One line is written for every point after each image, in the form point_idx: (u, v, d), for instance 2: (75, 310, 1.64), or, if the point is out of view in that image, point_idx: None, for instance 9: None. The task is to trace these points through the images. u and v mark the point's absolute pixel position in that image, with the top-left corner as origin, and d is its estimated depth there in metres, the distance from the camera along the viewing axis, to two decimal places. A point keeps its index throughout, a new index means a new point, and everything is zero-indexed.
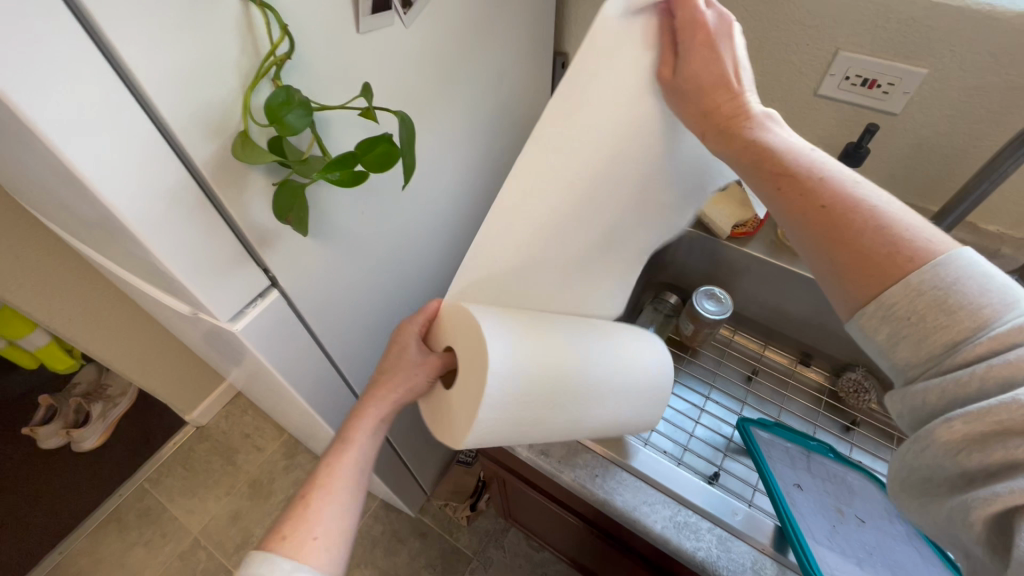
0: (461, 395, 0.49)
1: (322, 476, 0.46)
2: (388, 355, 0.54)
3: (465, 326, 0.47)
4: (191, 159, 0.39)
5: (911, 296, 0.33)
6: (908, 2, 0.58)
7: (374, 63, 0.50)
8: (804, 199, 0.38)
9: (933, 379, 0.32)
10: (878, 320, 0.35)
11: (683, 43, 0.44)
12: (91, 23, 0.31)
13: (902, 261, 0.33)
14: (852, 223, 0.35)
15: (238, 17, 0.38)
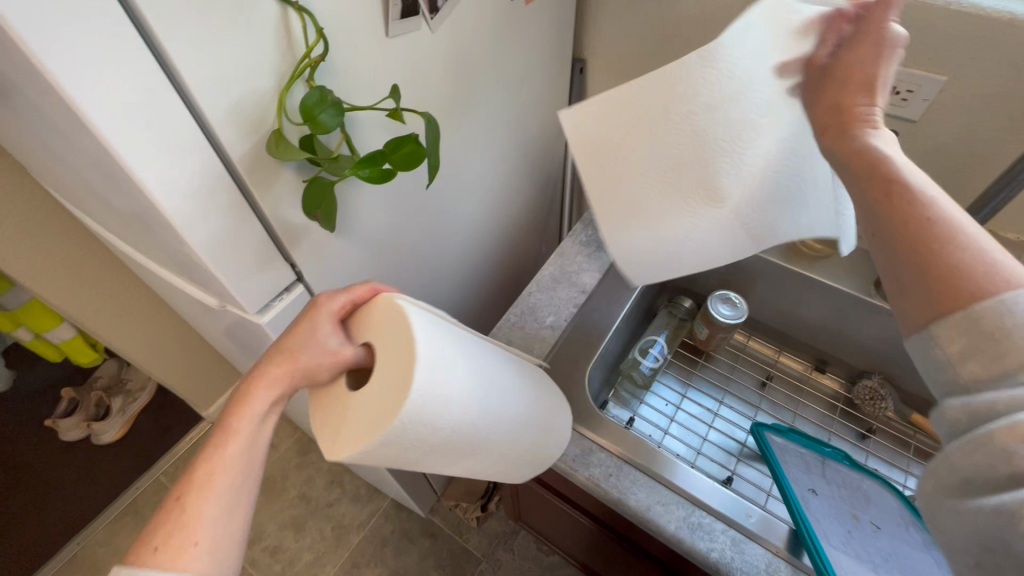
0: (365, 407, 0.41)
1: (203, 470, 0.39)
2: (297, 328, 0.45)
3: (399, 327, 0.41)
4: (229, 155, 0.41)
5: (987, 316, 0.30)
6: (928, 10, 0.58)
7: (402, 66, 0.52)
8: (894, 205, 0.35)
9: (1003, 391, 0.29)
10: (953, 328, 0.31)
11: (848, 45, 0.40)
12: (144, 26, 0.33)
13: (972, 276, 0.31)
14: (940, 242, 0.32)
15: (277, 20, 0.39)
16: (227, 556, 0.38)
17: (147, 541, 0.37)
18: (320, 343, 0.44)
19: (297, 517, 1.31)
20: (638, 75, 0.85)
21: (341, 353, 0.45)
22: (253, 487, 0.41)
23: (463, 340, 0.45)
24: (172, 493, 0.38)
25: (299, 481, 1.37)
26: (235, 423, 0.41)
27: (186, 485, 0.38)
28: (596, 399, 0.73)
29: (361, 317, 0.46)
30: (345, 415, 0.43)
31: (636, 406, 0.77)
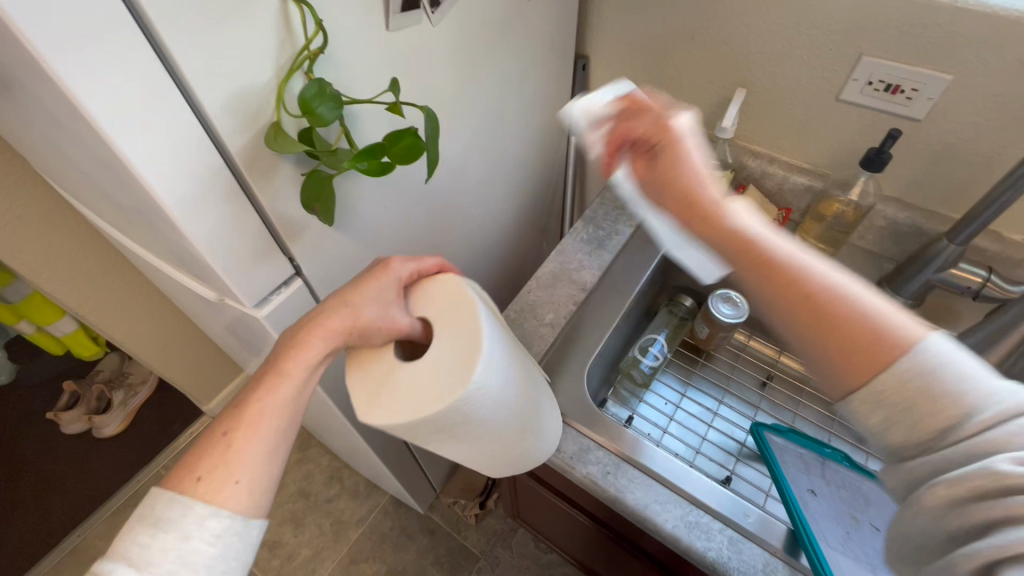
0: (421, 373, 0.44)
1: (250, 412, 0.41)
2: (363, 287, 0.47)
3: (463, 310, 0.46)
4: (227, 148, 0.41)
5: (900, 385, 0.35)
6: (933, 8, 0.58)
7: (402, 60, 0.52)
8: (789, 290, 0.39)
9: (930, 455, 0.34)
10: (870, 405, 0.36)
11: (660, 149, 0.49)
12: (143, 17, 0.33)
13: (886, 349, 0.35)
14: (846, 324, 0.37)
15: (276, 12, 0.39)
16: (261, 499, 0.40)
17: (188, 470, 0.38)
18: (384, 307, 0.47)
19: (296, 512, 1.31)
20: (641, 73, 0.85)
21: (402, 321, 0.47)
22: (292, 434, 0.43)
23: (504, 330, 0.50)
24: (218, 429, 0.40)
25: (298, 476, 1.37)
26: (287, 369, 0.43)
27: (234, 423, 0.40)
28: (595, 397, 0.73)
29: (421, 290, 0.49)
30: (392, 379, 0.45)
31: (636, 405, 0.76)
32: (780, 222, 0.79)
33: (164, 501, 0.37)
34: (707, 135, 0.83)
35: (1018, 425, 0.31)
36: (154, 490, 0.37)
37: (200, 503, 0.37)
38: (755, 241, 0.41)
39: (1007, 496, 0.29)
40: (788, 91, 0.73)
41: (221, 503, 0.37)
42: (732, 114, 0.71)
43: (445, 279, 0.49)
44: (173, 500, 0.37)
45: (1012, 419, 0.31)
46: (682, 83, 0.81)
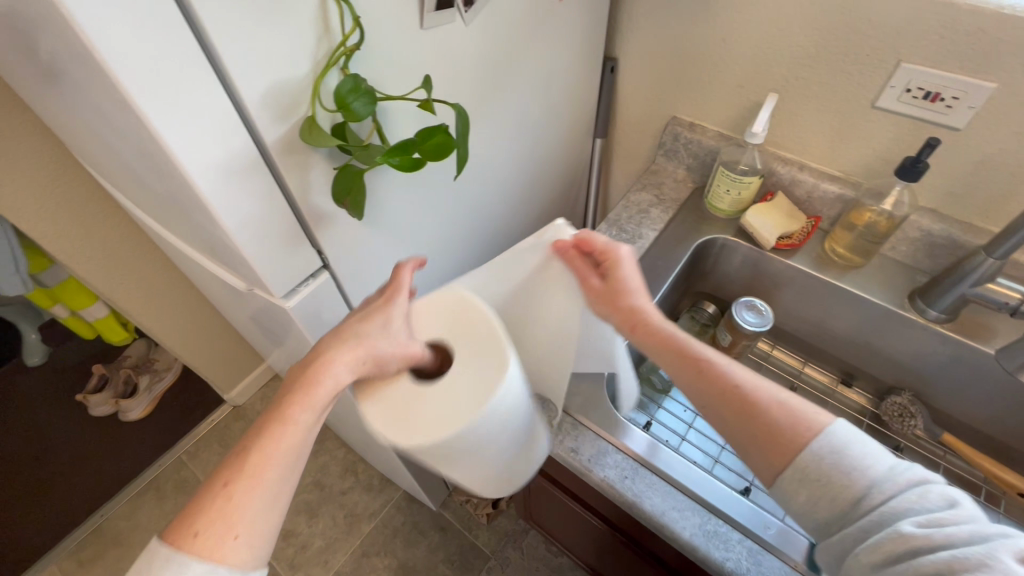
0: (439, 396, 0.44)
1: (251, 462, 0.41)
2: (366, 320, 0.48)
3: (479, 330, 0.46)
4: (263, 140, 0.42)
5: (818, 462, 0.41)
6: (977, 14, 0.56)
7: (434, 58, 0.52)
8: (716, 384, 0.46)
9: (848, 528, 0.39)
10: (796, 483, 0.41)
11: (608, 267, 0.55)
12: (190, 10, 0.34)
13: (803, 430, 0.42)
14: (765, 415, 0.43)
15: (315, 8, 0.40)
16: (259, 552, 0.40)
17: (186, 525, 0.39)
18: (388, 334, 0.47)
19: (311, 503, 1.33)
20: (669, 77, 0.84)
21: (414, 349, 0.47)
22: (290, 484, 0.43)
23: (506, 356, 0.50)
24: (218, 480, 0.40)
25: (314, 467, 1.39)
26: (292, 413, 0.43)
27: (236, 474, 0.41)
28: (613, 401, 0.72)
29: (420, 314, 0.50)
30: (405, 404, 0.45)
31: (654, 411, 0.76)
32: (809, 231, 0.77)
33: (159, 560, 0.37)
34: (735, 141, 0.82)
35: (910, 494, 0.37)
36: (153, 543, 0.37)
37: (199, 560, 0.37)
38: (674, 338, 0.50)
39: (917, 556, 0.35)
40: (821, 97, 0.72)
41: (220, 556, 0.38)
42: (763, 119, 0.70)
43: (449, 295, 0.49)
44: (168, 553, 0.37)
45: (904, 490, 0.38)
46: (711, 87, 0.81)
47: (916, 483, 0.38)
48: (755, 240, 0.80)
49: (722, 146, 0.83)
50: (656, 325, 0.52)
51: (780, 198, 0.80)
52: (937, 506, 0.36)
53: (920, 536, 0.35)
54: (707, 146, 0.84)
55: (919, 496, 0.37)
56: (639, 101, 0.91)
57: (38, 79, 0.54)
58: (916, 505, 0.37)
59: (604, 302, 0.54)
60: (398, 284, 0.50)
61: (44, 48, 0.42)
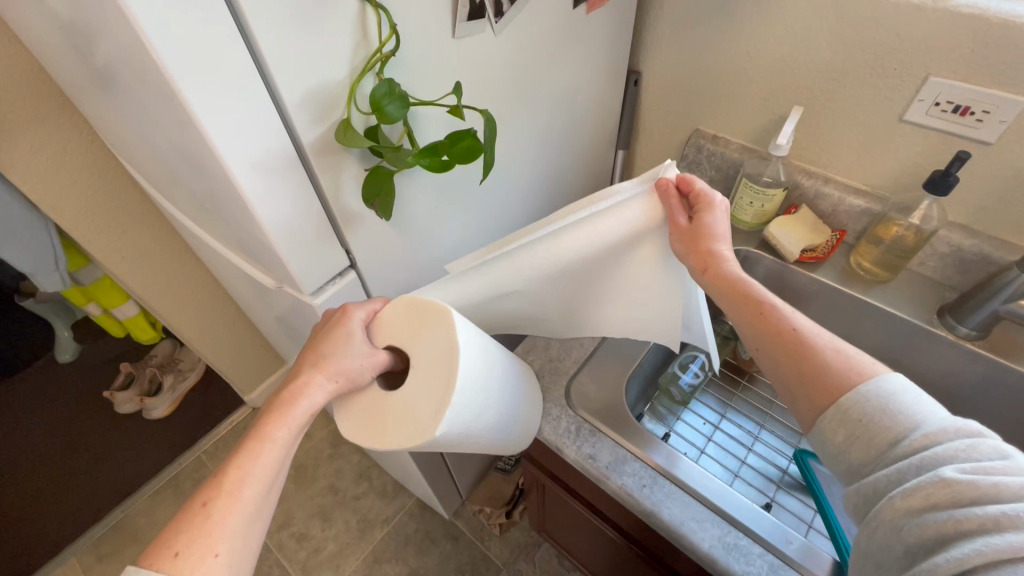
0: (413, 401, 0.46)
1: (228, 479, 0.40)
2: (327, 339, 0.48)
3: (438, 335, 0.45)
4: (301, 140, 0.44)
5: (862, 402, 0.39)
6: (1007, 28, 0.56)
7: (464, 66, 0.54)
8: (781, 328, 0.44)
9: (881, 471, 0.37)
10: (836, 422, 0.40)
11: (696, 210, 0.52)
12: (241, 17, 0.36)
13: (854, 374, 0.40)
14: (818, 361, 0.42)
15: (355, 15, 0.42)
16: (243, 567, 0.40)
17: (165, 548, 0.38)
18: (353, 352, 0.48)
19: (324, 507, 1.34)
20: (692, 90, 0.85)
21: (378, 359, 0.49)
22: (271, 500, 0.43)
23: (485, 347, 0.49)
24: (196, 500, 0.40)
25: (329, 471, 1.40)
26: (268, 431, 0.43)
27: (215, 496, 0.40)
28: (632, 411, 0.72)
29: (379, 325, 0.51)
30: (386, 408, 0.48)
31: (673, 423, 0.75)
32: (833, 244, 0.76)
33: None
34: (759, 153, 0.83)
35: (958, 441, 0.34)
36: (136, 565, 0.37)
37: None
38: (747, 285, 0.48)
39: (956, 505, 0.32)
40: (846, 110, 0.71)
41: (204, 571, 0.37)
42: (787, 131, 0.70)
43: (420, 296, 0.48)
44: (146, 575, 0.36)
45: (953, 436, 0.35)
46: (734, 100, 0.81)
47: (969, 433, 0.35)
48: (778, 252, 0.79)
49: (745, 158, 0.83)
50: (732, 271, 0.49)
51: (804, 211, 0.79)
52: (987, 457, 0.33)
53: (965, 481, 0.32)
54: (730, 158, 0.85)
55: (968, 446, 0.34)
56: (662, 113, 0.92)
57: (92, 85, 0.57)
58: (963, 452, 0.34)
59: (684, 243, 0.52)
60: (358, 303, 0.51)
61: (101, 54, 0.45)
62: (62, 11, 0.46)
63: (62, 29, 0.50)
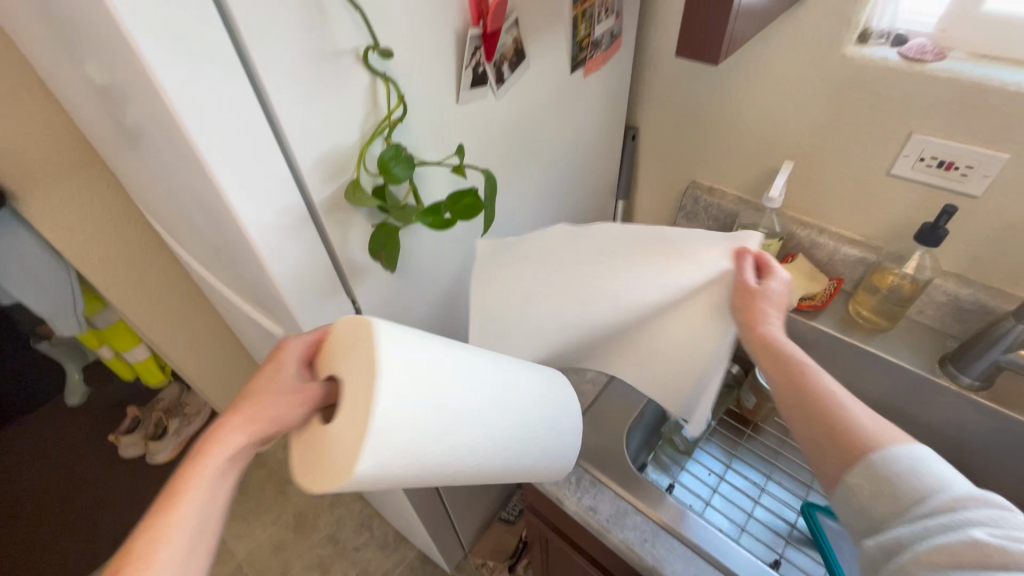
0: (341, 439, 0.40)
1: (137, 551, 0.34)
2: (257, 376, 0.44)
3: (363, 357, 0.39)
4: (312, 199, 0.46)
5: (893, 464, 0.39)
6: (981, 92, 0.59)
7: (468, 128, 0.57)
8: (820, 389, 0.44)
9: (904, 528, 0.37)
10: (865, 479, 0.40)
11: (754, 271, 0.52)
12: (263, 92, 0.39)
13: (887, 440, 0.41)
14: (851, 426, 0.42)
15: (366, 87, 0.46)
16: None
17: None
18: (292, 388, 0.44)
19: (323, 559, 1.31)
20: (688, 144, 0.89)
21: (313, 391, 0.45)
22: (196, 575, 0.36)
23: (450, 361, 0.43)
24: None
25: (329, 520, 1.37)
26: (184, 490, 0.36)
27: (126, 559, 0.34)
28: (635, 461, 0.72)
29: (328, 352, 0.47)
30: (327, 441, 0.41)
31: (677, 474, 0.74)
32: (831, 293, 0.77)
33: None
34: (754, 205, 0.85)
35: (989, 509, 0.35)
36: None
37: None
38: (793, 344, 0.48)
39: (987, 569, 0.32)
40: (835, 165, 0.74)
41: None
42: (779, 184, 0.73)
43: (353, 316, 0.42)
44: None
45: (980, 502, 0.35)
46: (728, 155, 0.85)
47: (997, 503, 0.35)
48: None
49: (741, 209, 0.86)
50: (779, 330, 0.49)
51: (801, 261, 0.81)
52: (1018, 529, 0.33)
53: (996, 545, 0.33)
54: (727, 209, 0.88)
55: (998, 514, 0.34)
56: (659, 166, 0.96)
57: (122, 142, 0.62)
58: (994, 520, 0.34)
59: (739, 297, 0.52)
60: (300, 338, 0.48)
61: (134, 120, 0.49)
62: (101, 81, 0.50)
63: (100, 95, 0.54)
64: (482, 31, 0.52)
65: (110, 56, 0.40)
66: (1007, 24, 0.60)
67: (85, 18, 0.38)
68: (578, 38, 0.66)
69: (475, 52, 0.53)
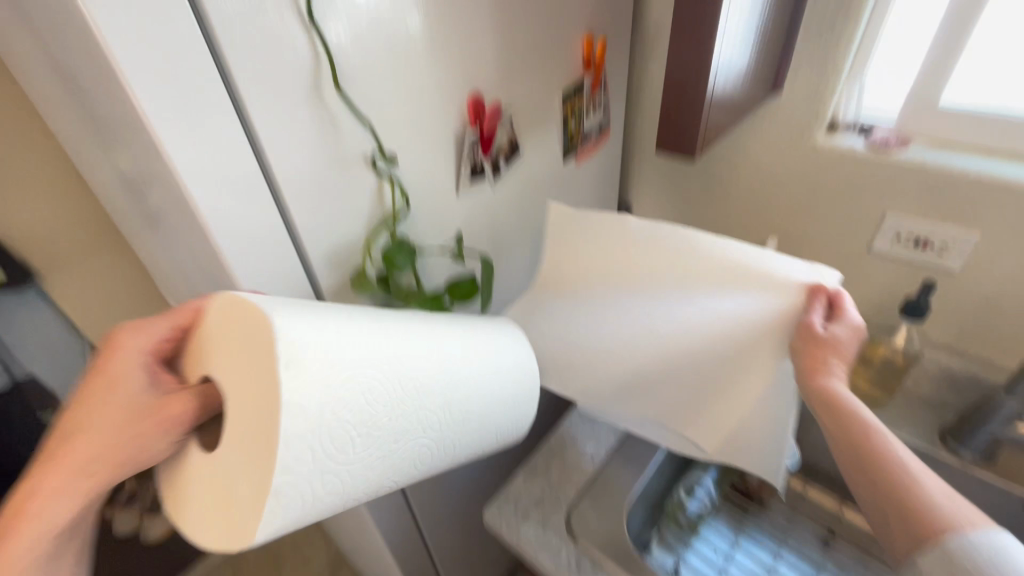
0: (231, 462, 0.35)
1: None
2: (84, 388, 0.38)
3: (247, 362, 0.34)
4: (321, 287, 0.50)
5: (971, 550, 0.36)
6: (945, 178, 0.64)
7: (467, 215, 0.62)
8: (885, 453, 0.43)
9: None
10: (939, 565, 0.36)
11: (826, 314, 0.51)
12: (280, 199, 0.44)
13: (963, 523, 0.37)
14: (921, 499, 0.40)
15: (373, 188, 0.50)
16: None
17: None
18: (134, 407, 0.38)
19: None
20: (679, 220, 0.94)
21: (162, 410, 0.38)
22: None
23: (382, 373, 0.39)
24: None
25: None
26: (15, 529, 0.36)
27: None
28: (636, 541, 0.69)
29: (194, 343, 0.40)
30: (216, 469, 0.37)
31: (684, 554, 0.71)
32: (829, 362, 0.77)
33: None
34: None
35: None
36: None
37: None
38: (856, 403, 0.47)
39: None
40: (818, 242, 0.78)
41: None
42: None
43: (247, 297, 0.35)
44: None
45: None
46: (716, 231, 0.89)
47: None
48: None
49: None
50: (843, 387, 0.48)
51: None
52: None
53: None
54: None
55: None
56: None
57: (144, 226, 0.66)
58: None
59: (800, 340, 0.51)
60: (152, 329, 0.41)
61: (161, 213, 0.53)
62: (130, 177, 0.55)
63: (128, 187, 0.59)
64: (479, 132, 0.58)
65: (143, 162, 0.45)
66: (962, 118, 0.66)
67: (123, 131, 0.43)
68: (569, 132, 0.72)
69: (472, 150, 0.58)
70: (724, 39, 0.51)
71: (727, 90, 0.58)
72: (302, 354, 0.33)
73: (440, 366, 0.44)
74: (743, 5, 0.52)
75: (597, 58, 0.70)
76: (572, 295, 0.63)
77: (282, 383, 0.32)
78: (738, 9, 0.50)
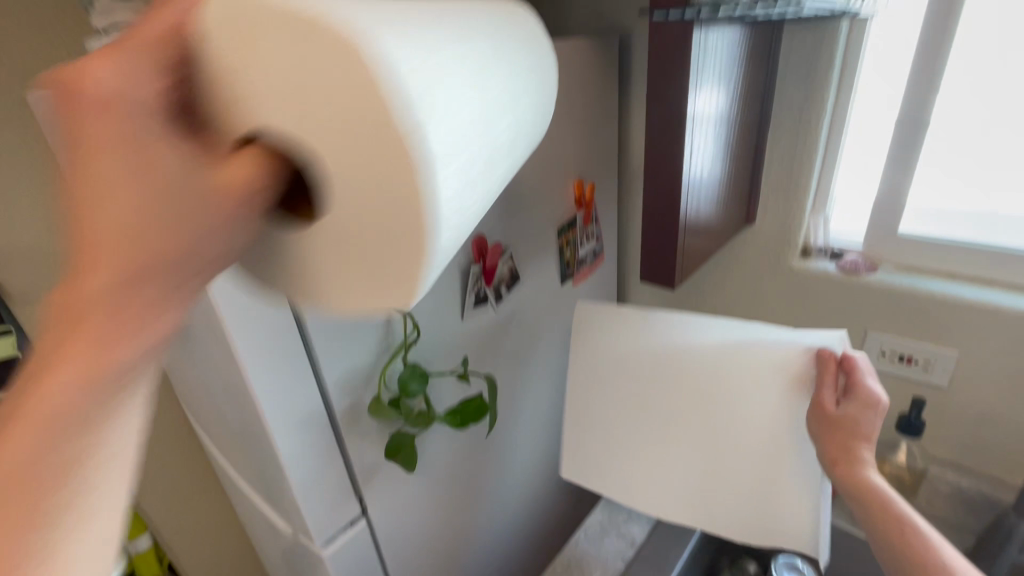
0: (369, 234, 0.25)
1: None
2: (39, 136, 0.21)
3: (332, 70, 0.20)
4: (334, 409, 0.54)
5: None
6: (916, 299, 0.69)
7: (471, 337, 0.68)
8: (926, 552, 0.44)
9: None
10: None
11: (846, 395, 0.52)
12: (305, 331, 0.50)
13: None
14: None
15: (387, 318, 0.57)
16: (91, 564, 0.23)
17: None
18: (157, 171, 0.22)
19: None
20: None
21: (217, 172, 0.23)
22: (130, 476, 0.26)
23: (480, 98, 0.27)
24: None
25: None
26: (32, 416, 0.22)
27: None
28: None
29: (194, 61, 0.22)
30: (336, 243, 0.27)
31: None
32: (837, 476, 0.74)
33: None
34: None
35: None
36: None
37: None
38: (888, 495, 0.48)
39: None
40: None
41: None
42: None
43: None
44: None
45: None
46: None
47: None
48: None
49: None
50: (874, 477, 0.50)
51: None
52: None
53: None
54: None
55: None
56: None
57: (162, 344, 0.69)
58: None
59: (820, 425, 0.52)
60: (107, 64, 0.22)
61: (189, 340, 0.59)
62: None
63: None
64: (482, 266, 0.66)
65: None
66: (923, 245, 0.72)
67: None
68: (565, 259, 0.80)
69: (477, 281, 0.65)
70: (694, 183, 0.60)
71: (699, 229, 0.65)
72: (419, 78, 0.21)
73: (519, 81, 0.33)
74: (709, 156, 0.62)
75: (587, 196, 0.79)
76: (597, 388, 0.65)
77: (417, 130, 0.21)
78: (704, 160, 0.60)
